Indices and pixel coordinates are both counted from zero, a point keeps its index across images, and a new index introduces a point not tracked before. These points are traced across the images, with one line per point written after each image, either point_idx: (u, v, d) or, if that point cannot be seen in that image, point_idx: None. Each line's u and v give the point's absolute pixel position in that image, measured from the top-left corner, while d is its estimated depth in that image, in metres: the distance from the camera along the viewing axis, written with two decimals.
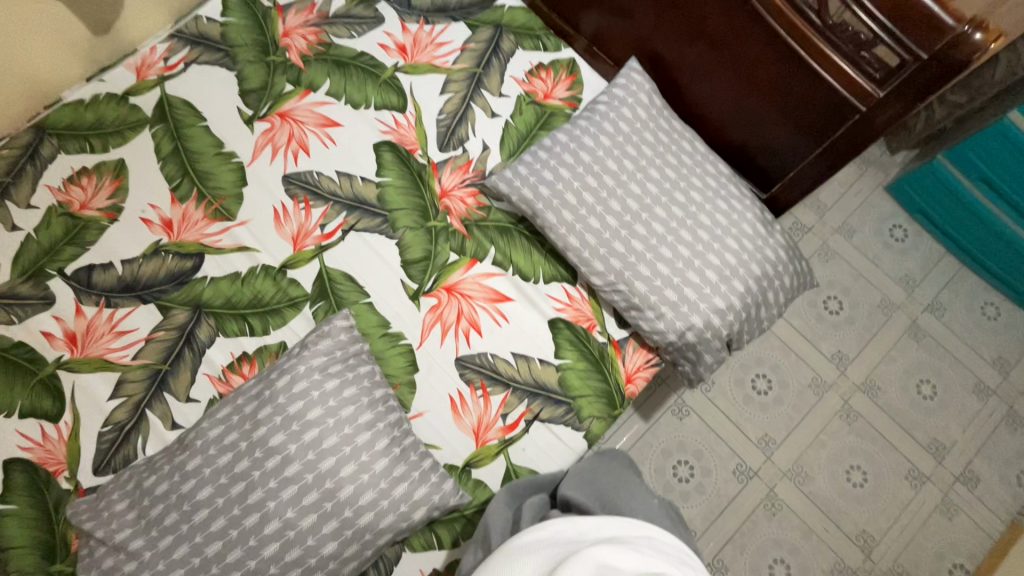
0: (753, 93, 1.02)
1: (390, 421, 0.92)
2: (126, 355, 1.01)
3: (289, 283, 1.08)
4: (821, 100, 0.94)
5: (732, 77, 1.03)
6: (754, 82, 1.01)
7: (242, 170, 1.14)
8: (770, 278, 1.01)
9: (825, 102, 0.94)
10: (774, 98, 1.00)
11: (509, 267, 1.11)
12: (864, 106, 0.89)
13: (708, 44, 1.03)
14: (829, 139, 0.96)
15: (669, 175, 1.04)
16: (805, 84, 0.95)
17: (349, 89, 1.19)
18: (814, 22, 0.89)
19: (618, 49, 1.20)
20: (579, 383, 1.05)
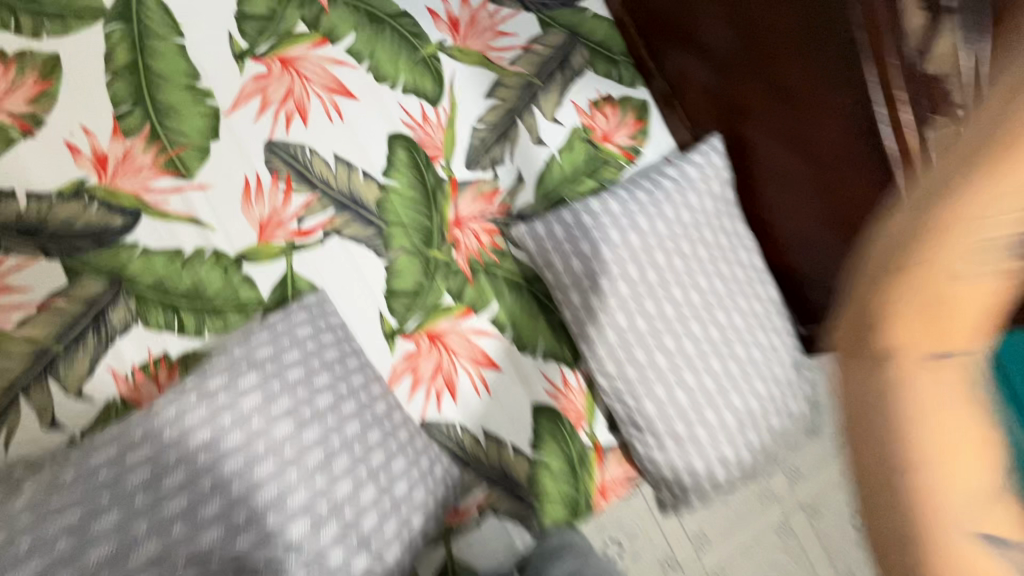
0: (839, 236, 0.90)
1: None
2: (6, 320, 0.79)
3: (242, 281, 0.87)
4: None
5: (820, 199, 0.91)
6: (844, 218, 0.88)
7: (216, 117, 0.89)
8: (786, 433, 0.91)
9: None
10: None
11: (507, 331, 0.95)
12: None
13: (808, 153, 0.90)
14: None
15: (717, 288, 0.91)
16: None
17: (378, 56, 0.96)
18: None
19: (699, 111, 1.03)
20: (550, 484, 0.92)
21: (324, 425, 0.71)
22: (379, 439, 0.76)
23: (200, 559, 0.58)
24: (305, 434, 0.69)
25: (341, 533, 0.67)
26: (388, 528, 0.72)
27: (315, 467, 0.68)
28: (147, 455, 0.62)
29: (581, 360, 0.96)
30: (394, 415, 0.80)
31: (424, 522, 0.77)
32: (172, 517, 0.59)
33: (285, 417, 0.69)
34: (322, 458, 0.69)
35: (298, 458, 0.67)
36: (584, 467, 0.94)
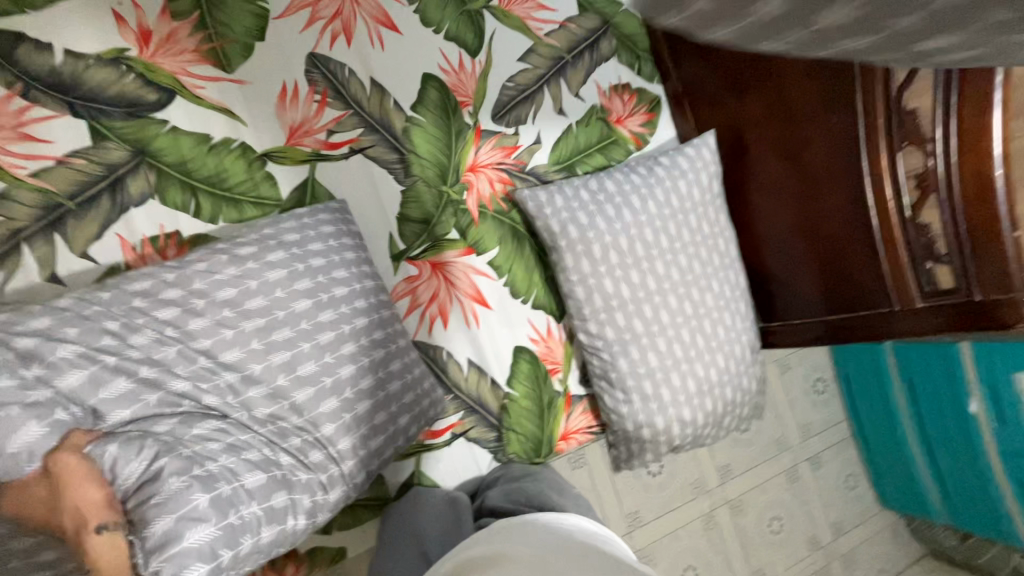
0: (806, 244, 1.01)
1: None
2: (22, 167, 0.79)
3: (264, 178, 0.90)
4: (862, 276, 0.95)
5: (793, 204, 1.01)
6: (814, 223, 0.99)
7: (264, 20, 0.92)
8: (734, 405, 1.02)
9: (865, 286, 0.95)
10: (824, 255, 0.99)
11: (503, 276, 1.01)
12: (897, 305, 0.92)
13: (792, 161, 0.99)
14: (843, 313, 1.00)
15: (695, 267, 0.99)
16: (861, 260, 0.94)
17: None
18: (902, 213, 0.87)
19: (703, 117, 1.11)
20: (518, 418, 0.99)
21: (338, 310, 0.75)
22: (383, 338, 0.80)
23: (218, 390, 0.65)
24: (322, 315, 0.74)
25: (337, 410, 0.71)
26: (379, 418, 0.76)
27: (326, 345, 0.73)
28: (179, 293, 0.66)
29: (565, 315, 1.04)
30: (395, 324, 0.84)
31: (409, 425, 0.81)
32: (200, 350, 0.65)
33: (304, 296, 0.73)
34: (333, 339, 0.73)
35: (312, 333, 0.72)
36: (552, 411, 1.02)
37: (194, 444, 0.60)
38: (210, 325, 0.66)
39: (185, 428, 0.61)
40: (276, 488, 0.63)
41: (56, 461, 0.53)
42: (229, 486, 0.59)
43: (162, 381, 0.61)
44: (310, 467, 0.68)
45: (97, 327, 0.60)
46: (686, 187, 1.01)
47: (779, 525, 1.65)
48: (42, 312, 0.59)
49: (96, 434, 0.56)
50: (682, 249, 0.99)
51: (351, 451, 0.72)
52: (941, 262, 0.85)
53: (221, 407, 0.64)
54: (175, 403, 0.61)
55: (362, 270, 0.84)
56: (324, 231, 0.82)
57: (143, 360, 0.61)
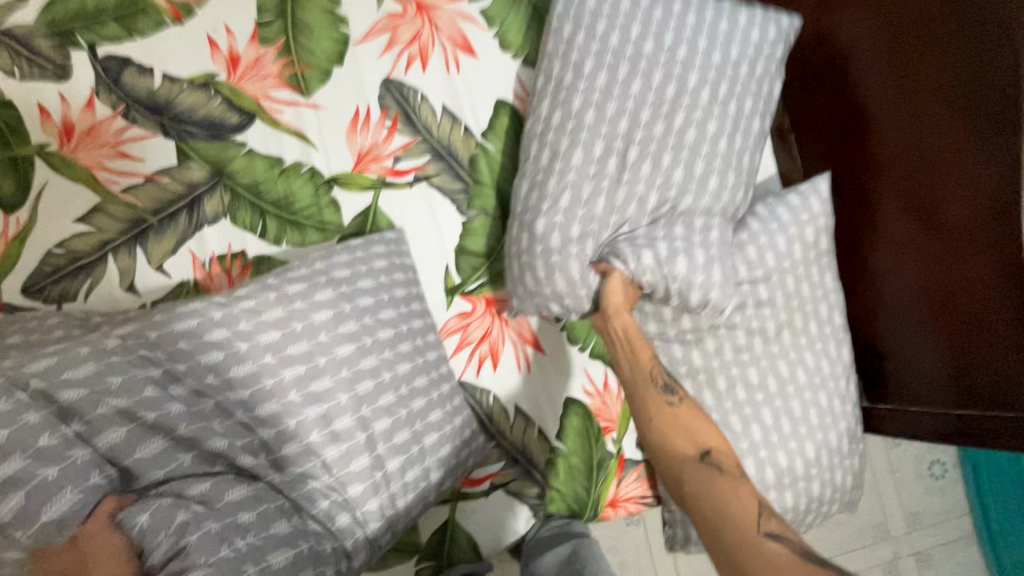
0: (933, 316, 0.84)
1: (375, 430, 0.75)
2: (116, 183, 0.85)
3: (329, 203, 0.90)
4: (1012, 367, 0.77)
5: (925, 267, 0.84)
6: (952, 294, 0.81)
7: (344, 45, 0.92)
8: (823, 502, 0.86)
9: (1014, 384, 0.77)
10: (957, 335, 0.82)
11: (562, 320, 0.93)
12: None
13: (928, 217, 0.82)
14: (976, 410, 0.82)
15: (785, 335, 0.86)
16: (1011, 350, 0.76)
17: (508, 23, 0.97)
18: None
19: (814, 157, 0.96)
20: (565, 478, 0.91)
21: (381, 356, 0.73)
22: (424, 385, 0.76)
23: (250, 450, 0.62)
24: (364, 360, 0.71)
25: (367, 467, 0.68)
26: (409, 475, 0.72)
27: (363, 394, 0.70)
28: (224, 334, 0.64)
29: (625, 368, 0.95)
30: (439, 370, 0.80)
31: (442, 482, 0.77)
32: (235, 400, 0.63)
33: (347, 337, 0.71)
34: (371, 388, 0.70)
35: (351, 381, 0.69)
36: (603, 473, 0.92)
37: (225, 516, 0.58)
38: (248, 371, 0.64)
39: (218, 494, 0.59)
40: (303, 565, 0.60)
41: (87, 531, 0.51)
42: (255, 569, 0.56)
43: (203, 429, 0.60)
44: (335, 533, 0.65)
45: (136, 376, 0.59)
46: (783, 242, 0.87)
47: None
48: (88, 347, 0.59)
49: (127, 501, 0.54)
50: (773, 314, 0.85)
51: (378, 513, 0.69)
52: None
53: (252, 467, 0.62)
54: (210, 464, 0.60)
55: (411, 309, 0.80)
56: (378, 268, 0.79)
57: (183, 415, 0.60)
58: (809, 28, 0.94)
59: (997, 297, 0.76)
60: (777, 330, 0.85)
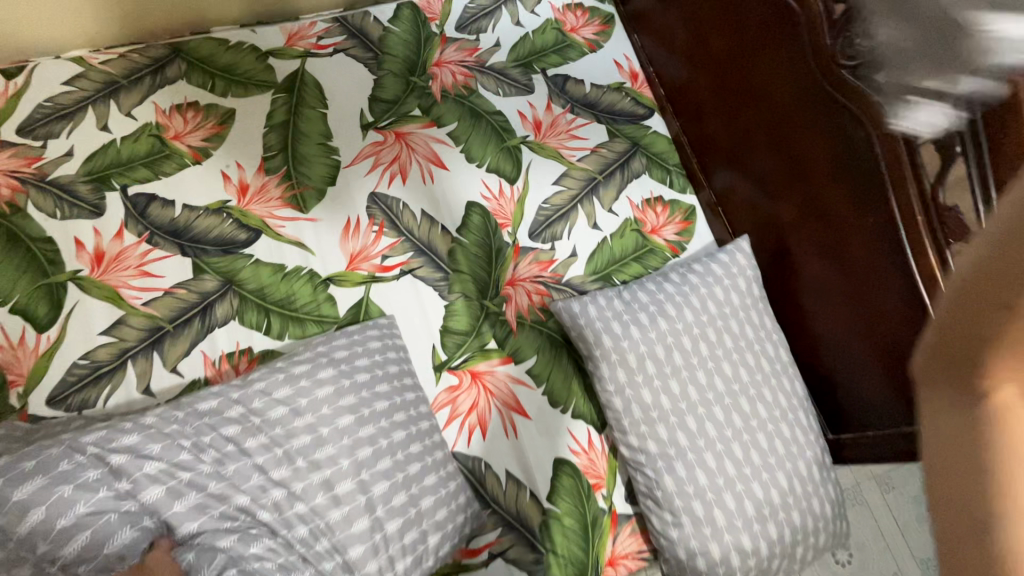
0: (861, 339, 0.93)
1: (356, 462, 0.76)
2: (138, 298, 0.96)
3: (326, 299, 1.02)
4: None
5: (846, 302, 0.95)
6: (871, 322, 0.91)
7: (336, 168, 1.11)
8: (808, 533, 0.90)
9: None
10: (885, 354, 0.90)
11: (542, 385, 1.02)
12: None
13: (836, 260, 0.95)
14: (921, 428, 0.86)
15: (740, 376, 0.95)
16: None
17: (471, 141, 1.17)
18: None
19: (742, 220, 1.13)
20: (559, 538, 0.93)
21: (378, 426, 0.81)
22: (419, 452, 0.83)
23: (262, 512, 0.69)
24: (364, 429, 0.79)
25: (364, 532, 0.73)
26: (407, 537, 0.77)
27: (362, 462, 0.77)
28: (240, 412, 0.74)
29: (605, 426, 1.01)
30: (433, 436, 0.87)
31: (439, 544, 0.81)
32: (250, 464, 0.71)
33: (348, 410, 0.79)
34: (368, 455, 0.78)
35: (352, 449, 0.77)
36: (597, 531, 0.95)
37: (252, 561, 0.65)
38: (262, 443, 0.72)
39: (244, 544, 0.65)
40: None
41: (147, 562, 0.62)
42: None
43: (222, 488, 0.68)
44: None
45: (169, 442, 0.69)
46: (722, 293, 1.00)
47: None
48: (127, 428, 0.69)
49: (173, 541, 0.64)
50: (727, 357, 0.96)
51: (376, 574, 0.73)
52: None
53: (270, 524, 0.68)
54: (232, 517, 0.67)
55: (404, 382, 0.89)
56: (372, 348, 0.90)
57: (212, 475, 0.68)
58: (717, 123, 1.15)
59: (903, 320, 0.86)
60: (733, 371, 0.95)
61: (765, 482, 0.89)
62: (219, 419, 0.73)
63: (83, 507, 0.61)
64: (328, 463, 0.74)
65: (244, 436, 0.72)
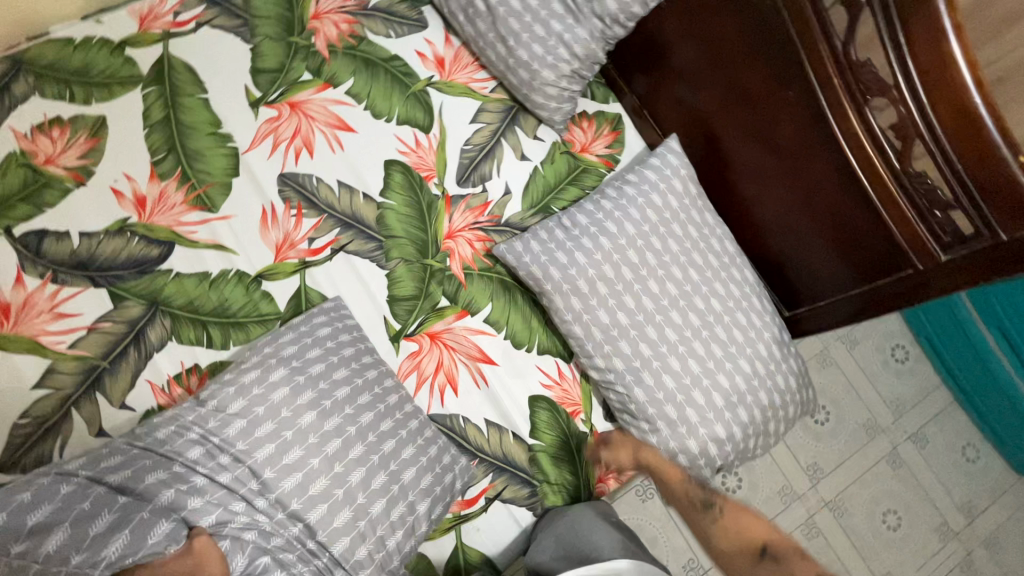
0: (802, 212, 0.93)
1: (327, 454, 0.76)
2: (61, 342, 0.91)
3: (262, 297, 0.97)
4: (873, 239, 0.85)
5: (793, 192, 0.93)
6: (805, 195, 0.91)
7: (236, 157, 1.02)
8: (777, 409, 0.94)
9: (882, 251, 0.85)
10: (825, 223, 0.91)
11: (503, 329, 1.01)
12: (921, 265, 0.81)
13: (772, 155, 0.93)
14: (870, 284, 0.89)
15: (691, 276, 0.95)
16: (863, 221, 0.85)
17: (374, 95, 1.09)
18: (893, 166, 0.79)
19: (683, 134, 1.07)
20: (549, 467, 0.97)
21: (343, 414, 0.80)
22: (391, 427, 0.83)
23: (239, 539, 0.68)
24: (331, 420, 0.79)
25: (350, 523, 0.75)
26: (397, 512, 0.79)
27: (334, 454, 0.77)
28: (196, 435, 0.72)
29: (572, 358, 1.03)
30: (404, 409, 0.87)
31: (431, 508, 0.83)
32: (222, 484, 0.70)
33: (309, 406, 0.78)
34: (339, 446, 0.77)
35: (320, 445, 0.76)
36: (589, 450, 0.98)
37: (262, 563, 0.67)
38: (228, 462, 0.71)
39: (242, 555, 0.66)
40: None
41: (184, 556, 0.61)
42: None
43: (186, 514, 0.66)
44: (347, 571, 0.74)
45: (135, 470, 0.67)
46: (659, 198, 0.98)
47: (896, 518, 1.50)
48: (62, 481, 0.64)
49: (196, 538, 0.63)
50: (676, 261, 0.95)
51: (368, 558, 0.76)
52: (954, 207, 0.75)
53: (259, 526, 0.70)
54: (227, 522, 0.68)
55: (360, 362, 0.87)
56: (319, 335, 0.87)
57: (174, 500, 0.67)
58: None
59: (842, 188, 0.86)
60: (683, 272, 0.95)
61: (730, 374, 0.92)
62: (175, 446, 0.71)
63: (51, 545, 0.59)
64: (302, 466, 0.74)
65: (207, 457, 0.71)
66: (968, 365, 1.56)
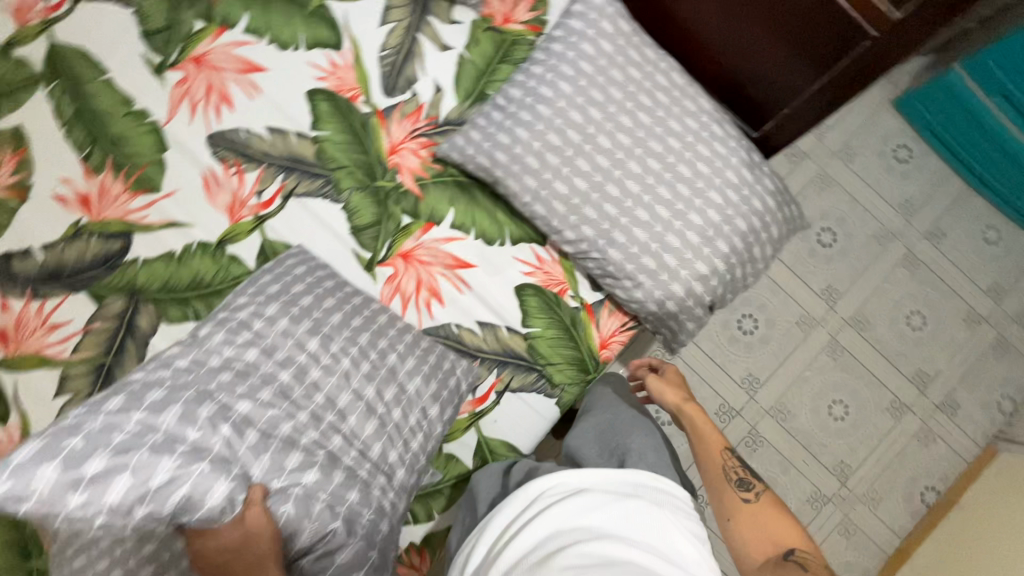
0: (746, 11, 0.85)
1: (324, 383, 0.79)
2: (64, 350, 0.94)
3: (230, 260, 0.98)
4: (822, 17, 0.78)
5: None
6: None
7: (159, 131, 0.99)
8: (759, 232, 0.91)
9: (833, 29, 0.78)
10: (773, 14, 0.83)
11: (471, 230, 1.00)
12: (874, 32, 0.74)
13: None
14: (829, 74, 0.82)
15: (642, 121, 0.90)
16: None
17: (274, 25, 1.01)
18: None
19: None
20: (550, 350, 0.98)
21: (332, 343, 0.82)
22: (382, 346, 0.85)
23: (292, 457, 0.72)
24: (323, 351, 0.81)
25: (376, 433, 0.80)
26: (410, 420, 0.84)
27: (335, 379, 0.81)
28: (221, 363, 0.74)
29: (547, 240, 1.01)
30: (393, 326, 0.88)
31: (442, 412, 0.87)
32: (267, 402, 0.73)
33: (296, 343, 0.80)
34: (335, 373, 0.81)
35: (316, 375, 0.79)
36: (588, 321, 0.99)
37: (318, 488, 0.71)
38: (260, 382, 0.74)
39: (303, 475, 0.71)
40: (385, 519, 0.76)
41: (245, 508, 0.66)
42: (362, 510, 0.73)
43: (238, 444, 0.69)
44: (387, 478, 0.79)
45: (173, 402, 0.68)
46: (591, 47, 0.91)
47: (920, 318, 1.49)
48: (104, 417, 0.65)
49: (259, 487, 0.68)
50: (624, 109, 0.90)
51: (399, 460, 0.81)
52: None
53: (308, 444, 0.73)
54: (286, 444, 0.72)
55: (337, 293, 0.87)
56: (293, 277, 0.87)
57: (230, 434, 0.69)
58: None
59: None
60: (633, 119, 0.90)
61: (704, 208, 0.89)
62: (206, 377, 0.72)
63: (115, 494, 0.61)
64: (310, 395, 0.77)
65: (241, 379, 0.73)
66: (978, 144, 1.46)
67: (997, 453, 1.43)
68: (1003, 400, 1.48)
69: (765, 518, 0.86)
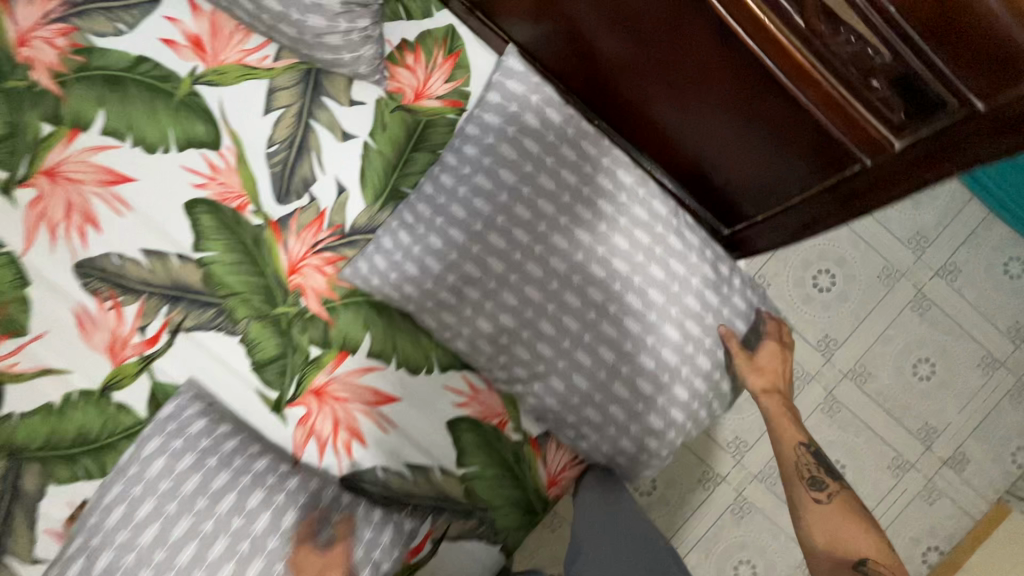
0: (715, 110, 0.72)
1: None
2: None
3: (117, 409, 0.85)
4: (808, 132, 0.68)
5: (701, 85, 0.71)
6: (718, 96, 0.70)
7: (16, 263, 0.83)
8: (729, 365, 0.76)
9: (822, 148, 0.68)
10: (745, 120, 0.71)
11: (392, 358, 0.85)
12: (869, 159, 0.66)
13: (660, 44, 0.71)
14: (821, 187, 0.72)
15: (579, 241, 0.73)
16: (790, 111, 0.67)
17: (136, 123, 0.83)
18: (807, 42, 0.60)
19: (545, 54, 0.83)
20: (491, 491, 0.86)
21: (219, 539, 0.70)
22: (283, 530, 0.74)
23: None
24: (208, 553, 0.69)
25: None
26: None
27: None
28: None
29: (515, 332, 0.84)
30: (298, 499, 0.77)
31: None
32: None
33: None
34: None
35: None
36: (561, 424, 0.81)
37: None
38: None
39: None
40: None
41: None
42: None
43: None
44: None
45: None
46: (512, 152, 0.75)
47: (929, 366, 1.33)
48: None
49: None
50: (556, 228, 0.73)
51: None
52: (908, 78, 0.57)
53: None
54: None
55: (233, 466, 0.77)
56: (177, 449, 0.77)
57: None
58: None
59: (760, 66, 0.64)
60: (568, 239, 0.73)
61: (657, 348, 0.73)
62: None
63: None
64: None
65: None
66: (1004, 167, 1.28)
67: (1008, 513, 1.30)
68: (1019, 452, 1.34)
69: (835, 523, 0.67)
